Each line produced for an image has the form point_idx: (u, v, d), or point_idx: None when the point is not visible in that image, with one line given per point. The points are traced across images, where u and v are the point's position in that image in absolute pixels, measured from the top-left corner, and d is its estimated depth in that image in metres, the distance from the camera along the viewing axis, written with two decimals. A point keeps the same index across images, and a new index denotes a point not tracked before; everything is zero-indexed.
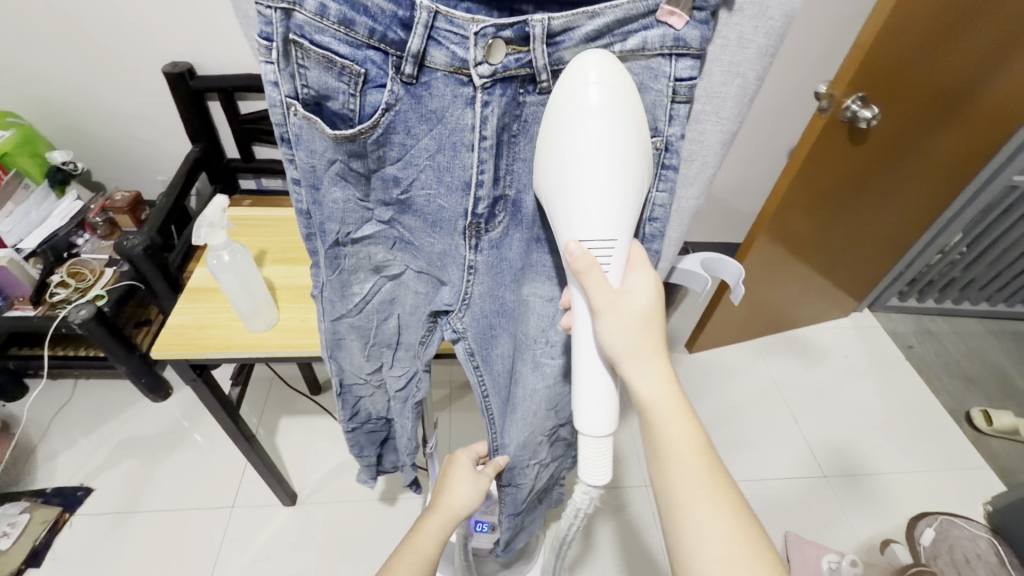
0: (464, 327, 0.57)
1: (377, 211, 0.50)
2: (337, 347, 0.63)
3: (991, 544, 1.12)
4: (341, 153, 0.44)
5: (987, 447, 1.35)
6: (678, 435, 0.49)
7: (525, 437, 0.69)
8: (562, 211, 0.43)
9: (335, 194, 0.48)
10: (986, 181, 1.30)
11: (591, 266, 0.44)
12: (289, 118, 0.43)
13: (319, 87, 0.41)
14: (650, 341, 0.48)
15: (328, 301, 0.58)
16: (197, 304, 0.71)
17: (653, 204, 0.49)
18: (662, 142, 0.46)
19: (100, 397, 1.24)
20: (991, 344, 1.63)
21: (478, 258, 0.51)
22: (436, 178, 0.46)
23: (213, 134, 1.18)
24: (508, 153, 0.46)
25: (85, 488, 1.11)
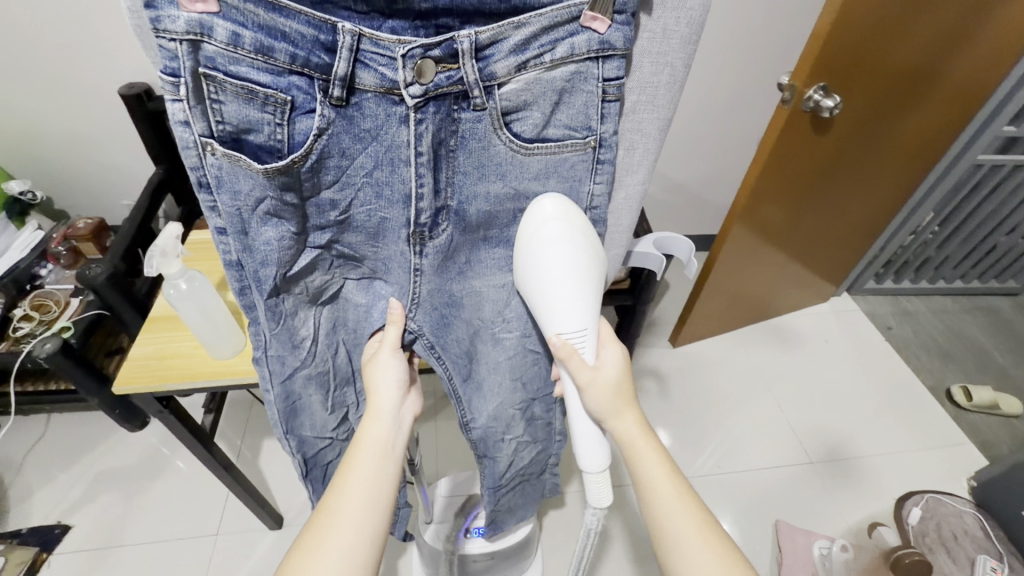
0: (419, 325, 0.57)
1: (313, 237, 0.49)
2: (295, 411, 0.61)
3: (976, 518, 1.15)
4: (272, 188, 0.42)
5: (968, 422, 1.37)
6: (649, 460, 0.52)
7: (494, 407, 0.68)
8: (544, 312, 0.50)
9: (267, 234, 0.45)
10: (953, 161, 1.33)
11: (572, 353, 0.50)
12: (205, 159, 0.41)
13: (239, 121, 0.39)
14: (625, 400, 0.53)
15: (276, 359, 0.55)
16: (159, 334, 0.69)
17: (593, 197, 0.51)
18: (596, 139, 0.48)
19: (74, 429, 1.21)
20: (967, 320, 1.66)
21: (424, 261, 0.52)
22: (375, 194, 0.47)
23: (174, 155, 1.15)
24: (448, 167, 0.47)
25: (62, 526, 1.07)
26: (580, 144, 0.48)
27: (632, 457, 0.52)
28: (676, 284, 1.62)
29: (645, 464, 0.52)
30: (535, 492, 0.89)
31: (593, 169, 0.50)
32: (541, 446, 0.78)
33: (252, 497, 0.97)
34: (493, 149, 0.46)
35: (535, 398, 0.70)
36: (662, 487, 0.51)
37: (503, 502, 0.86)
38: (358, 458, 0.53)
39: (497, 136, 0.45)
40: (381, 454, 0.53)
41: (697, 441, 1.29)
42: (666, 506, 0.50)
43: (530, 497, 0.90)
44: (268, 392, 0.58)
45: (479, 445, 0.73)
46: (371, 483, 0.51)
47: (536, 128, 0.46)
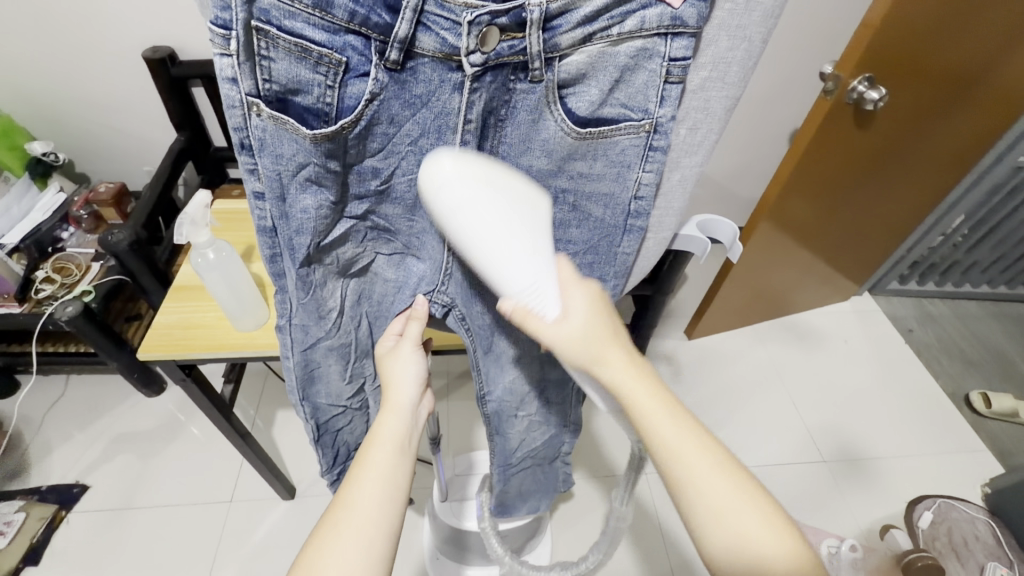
0: (450, 297, 0.56)
1: (350, 208, 0.48)
2: (312, 379, 0.61)
3: (988, 526, 1.13)
4: (318, 154, 0.41)
5: (986, 429, 1.35)
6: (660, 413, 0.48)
7: (513, 380, 0.68)
8: (495, 274, 0.42)
9: (305, 202, 0.44)
10: (992, 164, 1.29)
11: (527, 314, 0.44)
12: (249, 119, 0.39)
13: (288, 82, 0.37)
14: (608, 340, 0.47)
15: (300, 329, 0.55)
16: (184, 303, 0.69)
17: (640, 184, 0.50)
18: (651, 124, 0.46)
19: (93, 391, 1.22)
20: (991, 326, 1.63)
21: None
22: (418, 163, 0.45)
23: (198, 122, 1.14)
24: (494, 136, 0.47)
25: (80, 485, 1.09)
26: (634, 127, 0.46)
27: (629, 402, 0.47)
28: (696, 276, 1.60)
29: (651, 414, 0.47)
30: (551, 480, 0.90)
31: (643, 156, 0.48)
32: (553, 430, 0.78)
33: (267, 468, 0.98)
34: (544, 125, 0.45)
35: (551, 379, 0.70)
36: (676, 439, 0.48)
37: (513, 485, 0.85)
38: (374, 452, 0.52)
39: (550, 112, 0.44)
40: (398, 449, 0.53)
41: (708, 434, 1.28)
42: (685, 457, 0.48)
43: (544, 487, 0.91)
44: (287, 359, 0.58)
45: (493, 421, 0.73)
46: (387, 475, 0.51)
47: (591, 106, 0.44)
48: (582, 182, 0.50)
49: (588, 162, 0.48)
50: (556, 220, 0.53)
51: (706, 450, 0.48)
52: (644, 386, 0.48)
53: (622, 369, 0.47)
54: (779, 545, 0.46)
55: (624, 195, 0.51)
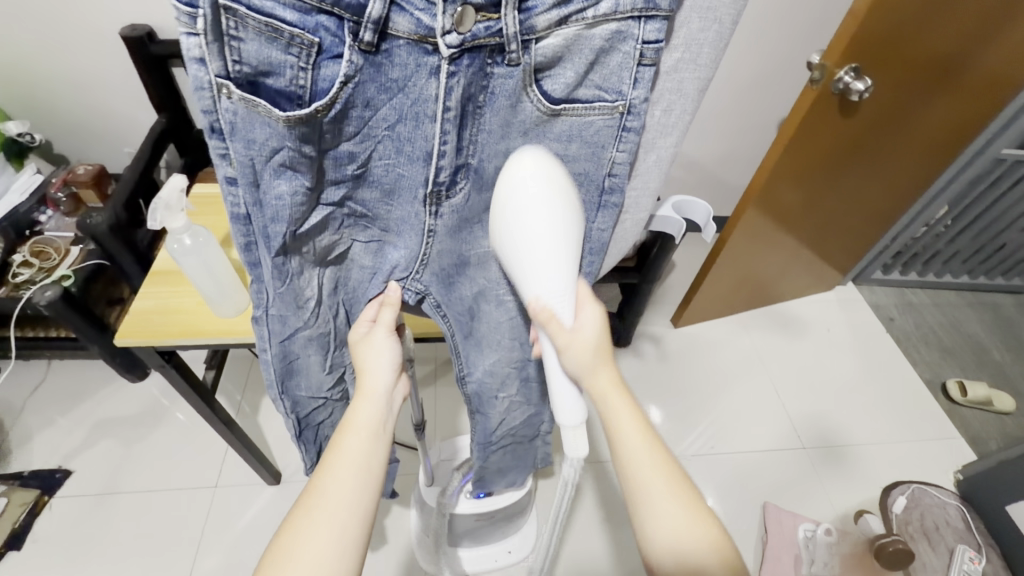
0: (425, 285, 0.57)
1: (327, 193, 0.47)
2: (291, 373, 0.61)
3: (959, 510, 1.18)
4: (292, 138, 0.40)
5: (961, 417, 1.38)
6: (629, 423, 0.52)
7: (492, 364, 0.69)
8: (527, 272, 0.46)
9: (279, 188, 0.43)
10: (975, 153, 1.30)
11: (552, 316, 0.47)
12: (218, 102, 0.37)
13: (259, 62, 0.36)
14: (604, 363, 0.51)
15: (278, 319, 0.54)
16: (161, 288, 0.68)
17: (613, 162, 0.50)
18: (626, 105, 0.46)
19: (75, 376, 1.21)
20: (970, 315, 1.65)
21: (437, 223, 0.51)
22: (395, 148, 0.45)
23: (179, 104, 1.13)
24: (473, 124, 0.45)
25: (63, 470, 1.09)
26: (607, 107, 0.46)
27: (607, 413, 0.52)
28: (683, 264, 1.61)
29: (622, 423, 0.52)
30: (528, 458, 0.91)
31: (618, 136, 0.48)
32: (534, 408, 0.79)
33: (251, 453, 0.98)
34: (521, 108, 0.45)
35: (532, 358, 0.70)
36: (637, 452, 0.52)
37: (493, 461, 0.87)
38: (347, 439, 0.52)
39: (528, 95, 0.44)
40: (372, 436, 0.53)
41: (691, 420, 1.30)
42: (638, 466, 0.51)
43: (521, 462, 0.91)
44: (264, 352, 0.57)
45: (473, 401, 0.74)
46: (360, 461, 0.51)
47: (566, 88, 0.44)
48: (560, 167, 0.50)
49: (563, 144, 0.48)
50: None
51: (668, 471, 0.52)
52: (624, 404, 0.52)
53: (609, 386, 0.52)
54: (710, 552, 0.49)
55: (599, 173, 0.51)
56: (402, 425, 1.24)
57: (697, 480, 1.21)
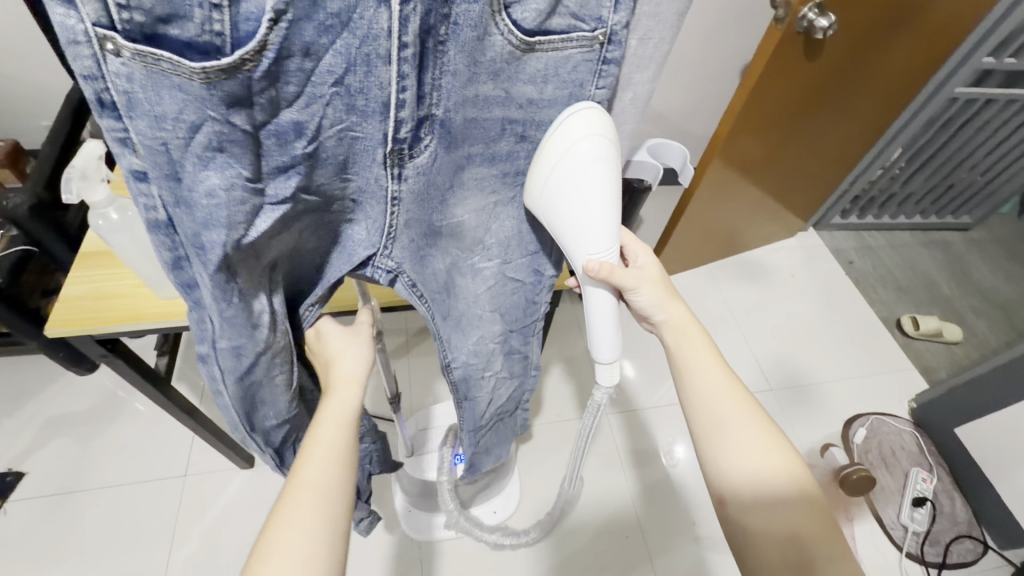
0: (396, 263, 0.53)
1: (273, 187, 0.38)
2: (256, 407, 0.56)
3: (913, 437, 1.26)
4: (213, 107, 0.31)
5: (914, 350, 1.46)
6: (698, 352, 0.58)
7: (473, 343, 0.67)
8: (580, 236, 0.50)
9: (210, 181, 0.35)
10: (931, 94, 1.31)
11: (611, 270, 0.52)
12: (105, 63, 0.28)
13: (155, 3, 0.27)
14: (667, 290, 0.60)
15: (232, 345, 0.47)
16: (92, 272, 0.61)
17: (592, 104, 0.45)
18: (605, 34, 0.41)
19: (16, 373, 1.13)
20: (922, 253, 1.73)
21: (402, 189, 0.45)
22: (348, 109, 0.38)
23: None
24: (434, 65, 0.39)
25: (14, 473, 1.02)
26: (586, 39, 0.41)
27: (676, 346, 0.59)
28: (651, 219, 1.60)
29: (687, 347, 0.58)
30: (509, 430, 0.89)
31: (596, 71, 0.43)
32: (517, 380, 0.77)
33: (218, 439, 0.94)
34: (489, 42, 0.39)
35: (512, 330, 0.68)
36: (709, 372, 0.57)
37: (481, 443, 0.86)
38: (318, 433, 0.51)
39: (496, 24, 0.38)
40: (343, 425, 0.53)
41: (664, 372, 1.33)
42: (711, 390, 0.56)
43: (503, 435, 0.89)
44: (224, 383, 0.51)
45: (461, 387, 0.72)
46: (334, 450, 0.50)
47: (537, 15, 0.39)
48: (533, 111, 0.45)
49: (537, 86, 0.43)
50: (503, 152, 0.48)
51: (740, 401, 0.55)
52: (697, 334, 0.59)
53: (682, 313, 0.60)
54: (784, 472, 0.51)
55: None
56: (375, 398, 1.22)
57: (671, 428, 1.24)
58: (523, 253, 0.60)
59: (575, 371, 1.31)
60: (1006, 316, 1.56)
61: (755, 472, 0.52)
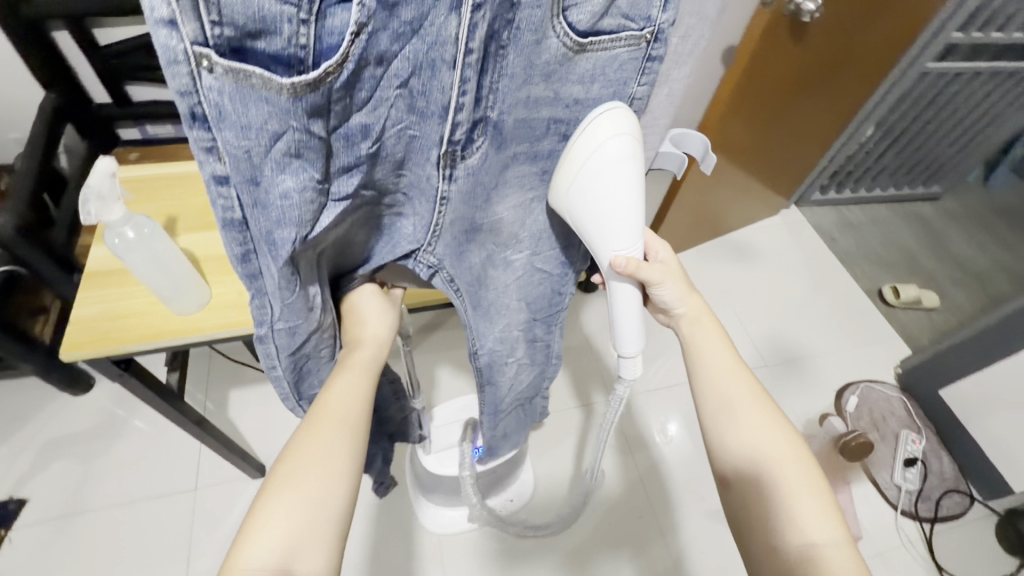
0: (438, 260, 0.56)
1: (337, 184, 0.42)
2: (304, 376, 0.58)
3: (901, 403, 1.32)
4: (297, 116, 0.34)
5: (896, 318, 1.52)
6: (707, 338, 0.60)
7: (500, 332, 0.68)
8: (607, 233, 0.50)
9: (285, 185, 0.37)
10: (904, 71, 1.35)
11: (635, 264, 0.53)
12: (200, 79, 0.30)
13: (247, 20, 0.29)
14: (688, 284, 0.61)
15: (287, 332, 0.50)
16: (105, 290, 0.60)
17: (632, 99, 0.47)
18: (652, 31, 0.43)
19: (7, 397, 1.09)
20: (897, 225, 1.79)
21: (452, 188, 0.47)
22: (409, 107, 0.40)
23: (71, 78, 1.04)
24: (494, 69, 0.41)
25: (16, 500, 0.99)
26: (634, 37, 0.42)
27: (689, 334, 0.61)
28: None
29: (699, 335, 0.60)
30: (528, 416, 0.91)
31: (641, 68, 0.45)
32: (538, 368, 0.78)
33: (230, 448, 0.93)
34: (545, 46, 0.40)
35: (537, 319, 0.69)
36: (717, 356, 0.59)
37: (501, 428, 0.87)
38: (342, 375, 0.54)
39: (553, 27, 0.39)
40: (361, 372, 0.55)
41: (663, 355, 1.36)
42: (718, 374, 0.57)
43: (524, 420, 0.91)
44: (275, 367, 0.54)
45: (484, 372, 0.72)
46: (358, 391, 0.53)
47: (591, 18, 0.40)
48: (578, 110, 0.46)
49: (585, 86, 0.44)
50: (545, 150, 0.49)
51: (746, 384, 0.57)
52: (710, 324, 0.61)
53: (700, 305, 0.61)
54: (785, 450, 0.52)
55: None
56: None
57: (669, 408, 1.27)
58: (554, 246, 0.61)
59: (575, 360, 1.33)
60: (978, 282, 1.64)
61: (759, 456, 0.52)
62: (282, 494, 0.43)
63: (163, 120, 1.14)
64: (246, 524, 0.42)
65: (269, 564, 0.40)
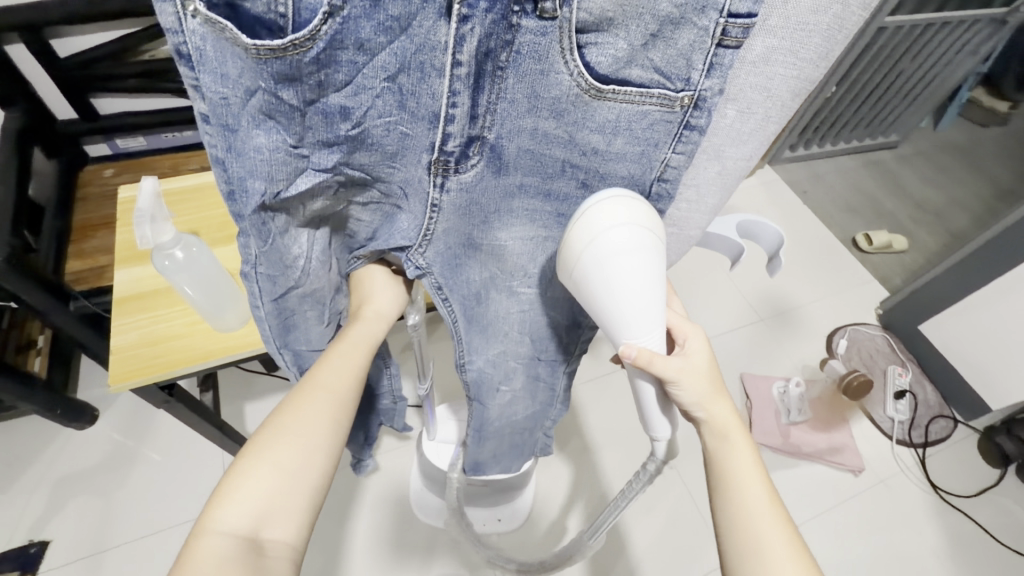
0: (428, 262, 0.44)
1: (316, 157, 0.34)
2: (288, 330, 0.50)
3: (884, 340, 1.42)
4: (266, 78, 0.28)
5: (871, 263, 1.62)
6: (743, 464, 0.46)
7: (496, 354, 0.56)
8: (614, 319, 0.39)
9: (258, 140, 0.32)
10: (867, 26, 1.39)
11: (653, 357, 0.41)
12: (185, 22, 0.26)
13: None
14: (718, 388, 0.47)
15: (265, 278, 0.43)
16: (139, 315, 0.58)
17: (664, 165, 0.35)
18: (692, 98, 0.32)
19: (7, 439, 1.05)
20: (862, 175, 1.89)
21: (444, 198, 0.38)
22: (397, 105, 0.32)
23: (32, 94, 0.97)
24: (494, 92, 0.32)
25: (38, 542, 0.95)
26: (667, 98, 0.32)
27: (719, 452, 0.47)
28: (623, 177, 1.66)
29: (732, 454, 0.46)
30: (526, 450, 0.80)
31: (675, 134, 0.34)
32: (539, 405, 0.68)
33: None
34: (553, 78, 0.31)
35: (542, 359, 0.58)
36: (748, 479, 0.45)
37: (486, 448, 0.76)
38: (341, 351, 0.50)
39: (564, 62, 0.30)
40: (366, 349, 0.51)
41: None
42: (748, 510, 0.44)
43: (518, 450, 0.79)
44: (256, 308, 0.47)
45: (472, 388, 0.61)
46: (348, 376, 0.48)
47: (613, 62, 0.30)
48: (595, 160, 0.36)
49: (605, 137, 0.34)
50: (557, 193, 0.38)
51: (783, 526, 0.44)
52: (742, 442, 0.47)
53: (727, 415, 0.47)
54: None
55: (645, 176, 0.36)
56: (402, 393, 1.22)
57: None
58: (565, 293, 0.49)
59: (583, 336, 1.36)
60: (940, 222, 1.74)
61: None
62: (257, 464, 0.41)
63: (136, 131, 1.09)
64: (223, 485, 0.40)
65: (241, 529, 0.38)
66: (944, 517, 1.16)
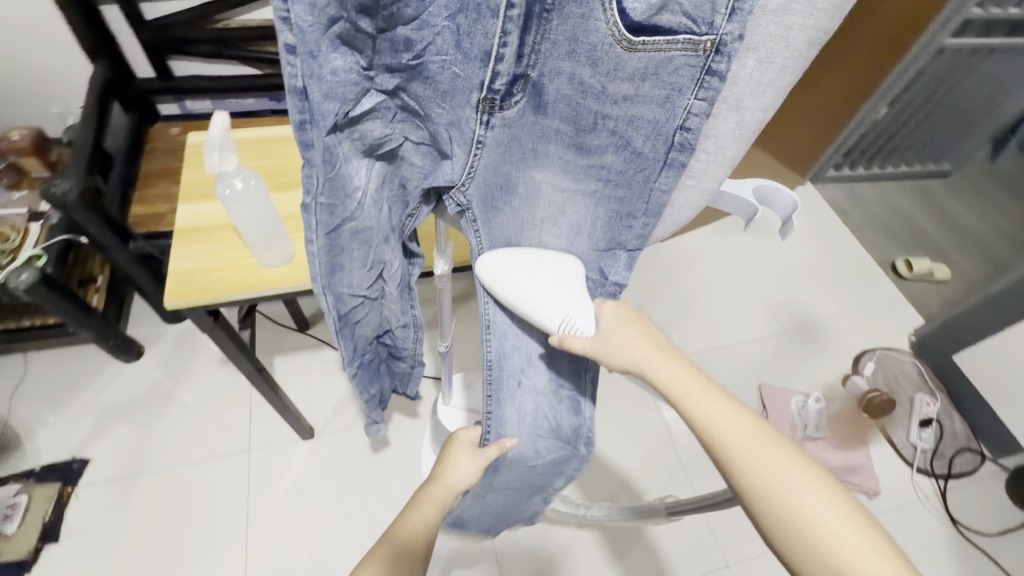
0: (469, 200, 0.46)
1: (380, 80, 0.37)
2: (335, 269, 0.50)
3: (915, 366, 1.37)
4: (350, 8, 0.31)
5: (907, 289, 1.57)
6: (715, 406, 0.48)
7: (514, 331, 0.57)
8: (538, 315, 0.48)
9: (336, 64, 0.34)
10: (922, 48, 1.37)
11: (572, 340, 0.48)
12: None
13: None
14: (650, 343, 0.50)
15: (326, 208, 0.44)
16: (197, 246, 0.64)
17: (686, 113, 0.37)
18: (713, 43, 0.33)
19: (60, 367, 1.14)
20: (906, 200, 1.84)
21: (488, 134, 0.40)
22: (454, 42, 0.35)
23: (115, 49, 1.05)
24: (539, 32, 0.34)
25: (80, 459, 1.04)
26: (691, 43, 0.33)
27: (678, 397, 0.49)
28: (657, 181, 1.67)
29: (698, 397, 0.48)
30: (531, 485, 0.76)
31: (698, 80, 0.35)
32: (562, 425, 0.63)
33: (287, 409, 0.98)
34: (592, 26, 0.33)
35: None
36: (720, 412, 0.48)
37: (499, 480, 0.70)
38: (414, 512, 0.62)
39: (603, 10, 0.32)
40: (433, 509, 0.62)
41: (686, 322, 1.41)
42: (748, 449, 0.46)
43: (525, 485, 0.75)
44: (309, 245, 0.46)
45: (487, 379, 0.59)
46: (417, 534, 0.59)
47: (648, 10, 0.32)
48: (626, 107, 0.38)
49: (633, 85, 0.36)
50: (590, 146, 0.41)
51: (778, 442, 0.47)
52: (704, 388, 0.49)
53: (664, 364, 0.50)
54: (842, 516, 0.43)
55: (668, 124, 0.38)
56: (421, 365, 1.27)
57: None
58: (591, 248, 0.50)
59: None
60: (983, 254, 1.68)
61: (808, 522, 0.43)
62: None
63: (201, 93, 1.16)
64: None
65: None
66: (961, 555, 1.11)
